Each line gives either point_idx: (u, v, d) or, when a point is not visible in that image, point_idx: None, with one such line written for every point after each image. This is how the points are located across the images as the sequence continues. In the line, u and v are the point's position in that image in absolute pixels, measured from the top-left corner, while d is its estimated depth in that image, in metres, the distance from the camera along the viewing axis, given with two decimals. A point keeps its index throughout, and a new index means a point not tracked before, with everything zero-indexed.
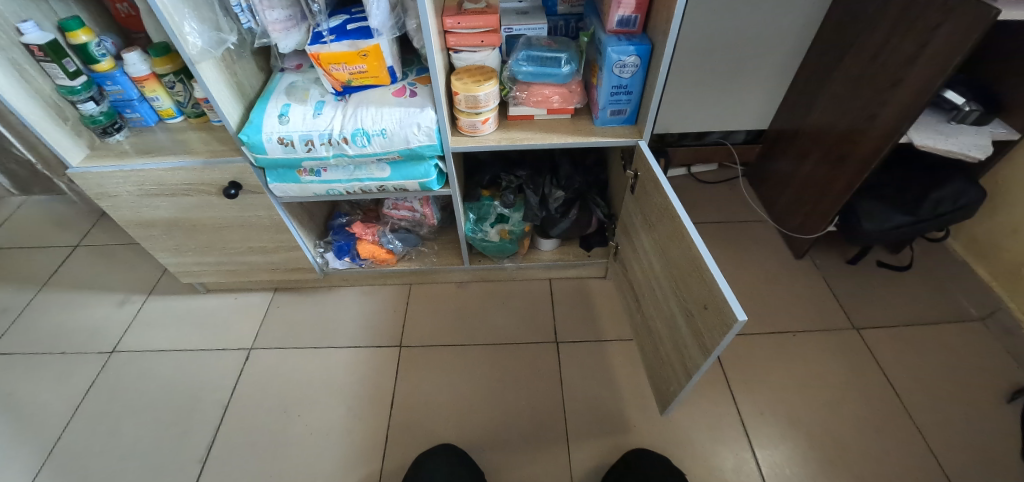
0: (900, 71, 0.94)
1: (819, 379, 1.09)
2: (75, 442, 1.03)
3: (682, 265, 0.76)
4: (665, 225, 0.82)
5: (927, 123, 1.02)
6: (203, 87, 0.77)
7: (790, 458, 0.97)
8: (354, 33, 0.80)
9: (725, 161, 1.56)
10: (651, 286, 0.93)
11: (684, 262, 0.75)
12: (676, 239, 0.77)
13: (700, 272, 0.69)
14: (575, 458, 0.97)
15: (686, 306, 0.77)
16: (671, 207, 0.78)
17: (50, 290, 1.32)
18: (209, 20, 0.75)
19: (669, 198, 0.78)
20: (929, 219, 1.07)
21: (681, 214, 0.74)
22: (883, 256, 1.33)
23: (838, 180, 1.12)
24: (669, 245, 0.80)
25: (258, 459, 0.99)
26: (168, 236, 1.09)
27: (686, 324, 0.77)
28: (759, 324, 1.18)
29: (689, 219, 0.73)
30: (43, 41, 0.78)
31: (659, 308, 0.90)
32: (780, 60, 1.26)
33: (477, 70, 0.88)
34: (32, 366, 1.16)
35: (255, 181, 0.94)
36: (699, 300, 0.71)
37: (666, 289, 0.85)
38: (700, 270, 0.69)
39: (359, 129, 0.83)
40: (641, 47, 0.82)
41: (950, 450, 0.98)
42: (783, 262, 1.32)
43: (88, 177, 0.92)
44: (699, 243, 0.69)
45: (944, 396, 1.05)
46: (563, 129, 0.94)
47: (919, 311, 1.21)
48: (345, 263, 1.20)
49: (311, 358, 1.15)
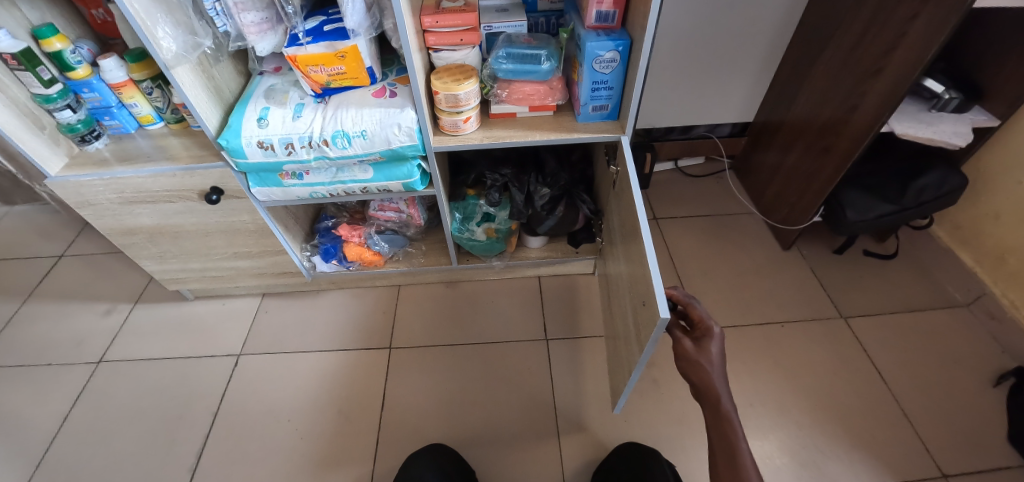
0: (880, 60, 0.94)
1: (806, 368, 1.09)
2: (64, 453, 1.02)
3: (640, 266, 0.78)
4: (630, 228, 0.84)
5: (907, 111, 1.02)
6: (179, 92, 0.76)
7: (780, 448, 0.97)
8: (331, 34, 0.79)
9: (711, 154, 1.57)
10: (618, 285, 0.94)
11: (637, 261, 0.78)
12: (637, 242, 0.79)
13: (644, 271, 0.72)
14: (566, 455, 0.97)
15: (634, 302, 0.79)
16: (635, 207, 0.80)
17: (36, 300, 1.31)
18: (184, 23, 0.75)
19: (634, 199, 0.80)
20: (911, 207, 1.07)
21: (641, 220, 0.76)
22: (870, 245, 1.34)
23: (823, 169, 1.13)
24: (633, 246, 0.82)
25: (248, 464, 0.99)
26: (152, 243, 1.08)
27: (635, 320, 0.78)
28: (748, 316, 1.19)
29: (645, 219, 0.76)
30: (16, 49, 0.77)
31: (621, 307, 0.90)
32: (762, 51, 1.26)
33: (457, 68, 0.88)
34: (19, 378, 1.15)
35: (237, 186, 0.93)
36: (642, 297, 0.73)
37: (626, 288, 0.86)
38: (645, 269, 0.72)
39: (339, 130, 0.83)
40: (620, 42, 0.82)
41: (938, 435, 0.98)
42: (771, 253, 1.33)
43: (68, 185, 0.91)
44: (647, 248, 0.71)
45: (931, 381, 1.06)
46: (546, 126, 0.94)
47: (906, 298, 1.22)
48: (332, 266, 1.20)
49: (298, 362, 1.14)
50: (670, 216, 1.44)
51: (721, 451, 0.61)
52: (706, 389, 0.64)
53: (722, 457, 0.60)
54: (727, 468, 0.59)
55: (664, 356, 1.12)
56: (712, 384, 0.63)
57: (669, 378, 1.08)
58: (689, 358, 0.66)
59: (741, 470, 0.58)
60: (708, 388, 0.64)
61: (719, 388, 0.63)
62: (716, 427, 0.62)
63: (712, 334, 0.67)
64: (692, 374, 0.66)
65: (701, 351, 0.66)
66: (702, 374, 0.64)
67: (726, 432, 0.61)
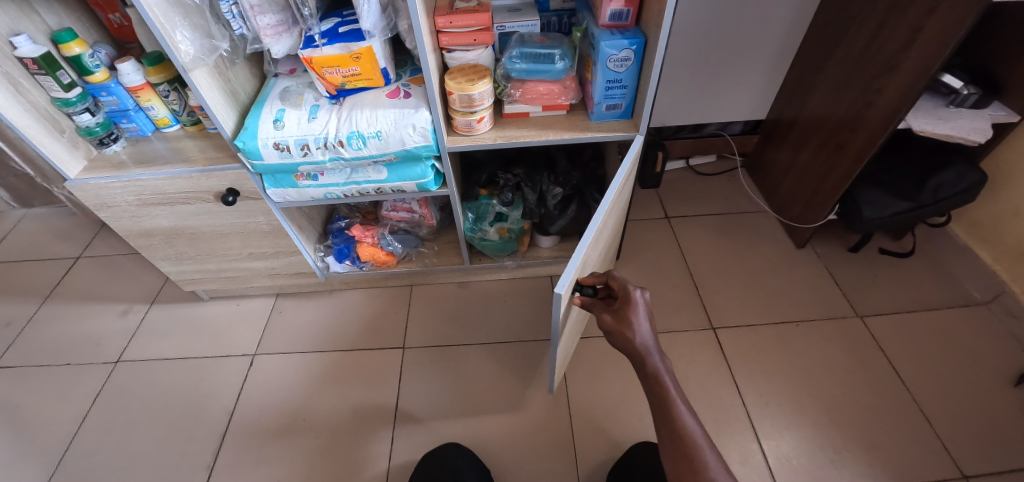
0: (896, 56, 0.93)
1: (822, 368, 1.08)
2: (83, 451, 1.04)
3: (595, 245, 0.80)
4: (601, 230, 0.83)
5: (925, 108, 1.01)
6: (197, 94, 0.77)
7: (796, 449, 0.97)
8: (345, 36, 0.79)
9: (723, 152, 1.55)
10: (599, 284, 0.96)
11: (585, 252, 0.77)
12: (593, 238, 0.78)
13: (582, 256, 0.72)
14: (582, 455, 0.97)
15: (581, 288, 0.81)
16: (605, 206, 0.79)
17: (55, 302, 1.33)
18: (201, 27, 0.75)
19: (606, 198, 0.79)
20: (929, 204, 1.06)
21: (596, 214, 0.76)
22: (885, 243, 1.32)
23: (836, 166, 1.12)
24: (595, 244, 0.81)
25: (264, 462, 1.00)
26: (168, 245, 1.09)
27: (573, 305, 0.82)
28: (763, 315, 1.18)
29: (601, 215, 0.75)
30: (37, 54, 0.78)
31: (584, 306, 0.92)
32: (774, 47, 1.25)
33: (470, 69, 0.87)
34: (39, 377, 1.17)
35: (252, 187, 0.94)
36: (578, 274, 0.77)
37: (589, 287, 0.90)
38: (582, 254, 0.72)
39: (354, 131, 0.83)
40: (635, 40, 0.81)
41: (958, 436, 0.97)
42: (784, 252, 1.32)
43: (86, 188, 0.92)
44: (586, 232, 0.72)
45: (948, 381, 1.05)
46: (559, 126, 0.94)
47: (924, 296, 1.20)
48: (345, 266, 1.21)
49: (313, 361, 1.15)
50: (681, 214, 1.43)
51: (663, 419, 0.62)
52: (639, 355, 0.66)
53: (663, 420, 0.62)
54: (667, 429, 0.60)
55: (677, 355, 1.11)
56: (636, 342, 0.66)
57: (684, 378, 1.07)
58: (613, 331, 0.68)
59: (680, 425, 0.59)
60: (637, 349, 0.66)
61: (643, 343, 0.66)
62: (654, 394, 0.64)
63: (631, 300, 0.69)
64: (623, 345, 0.68)
65: (618, 319, 0.68)
66: (627, 338, 0.67)
67: (661, 392, 0.63)
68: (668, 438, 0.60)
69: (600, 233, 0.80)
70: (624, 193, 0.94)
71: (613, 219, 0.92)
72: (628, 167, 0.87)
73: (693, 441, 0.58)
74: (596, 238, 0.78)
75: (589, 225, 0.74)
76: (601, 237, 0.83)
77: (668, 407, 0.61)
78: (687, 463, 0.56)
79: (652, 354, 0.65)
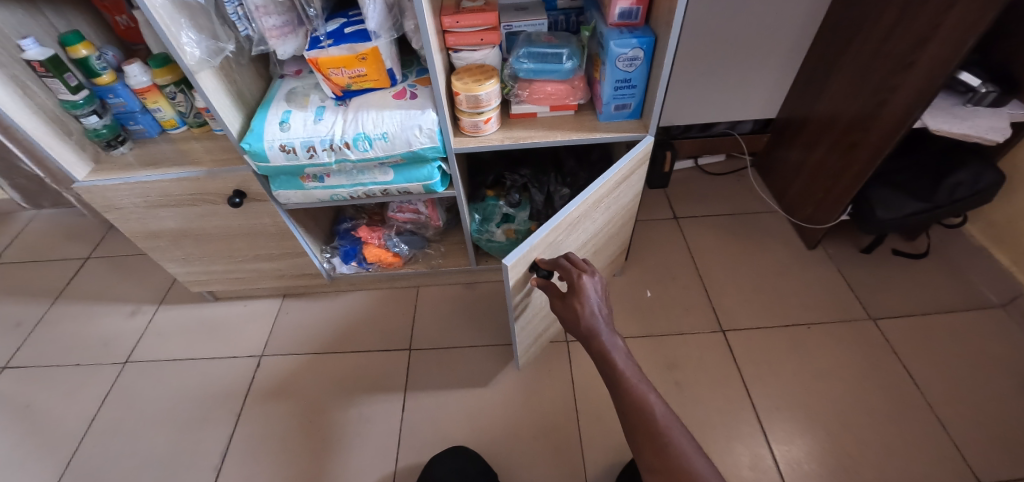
0: (911, 54, 0.91)
1: (834, 372, 1.06)
2: (92, 450, 1.05)
3: (571, 232, 0.83)
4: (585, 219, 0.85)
5: (941, 106, 0.99)
6: (203, 96, 0.76)
7: (808, 454, 0.95)
8: (351, 36, 0.78)
9: (732, 151, 1.53)
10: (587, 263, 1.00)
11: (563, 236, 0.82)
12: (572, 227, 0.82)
13: (549, 237, 0.78)
14: (589, 459, 0.96)
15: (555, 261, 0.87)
16: (589, 198, 0.81)
17: (64, 302, 1.34)
18: (207, 28, 0.75)
19: (592, 190, 0.81)
20: (944, 205, 1.04)
21: (572, 202, 0.79)
22: (899, 244, 1.30)
23: (849, 167, 1.10)
24: (577, 230, 0.85)
25: (271, 464, 1.00)
26: (176, 247, 1.09)
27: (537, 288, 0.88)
28: (773, 318, 1.16)
29: (576, 205, 0.78)
30: (44, 57, 0.77)
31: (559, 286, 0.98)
32: (785, 44, 1.23)
33: (477, 69, 0.86)
34: (48, 377, 1.18)
35: (259, 188, 0.93)
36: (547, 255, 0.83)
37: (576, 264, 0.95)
38: (547, 235, 0.77)
39: (360, 133, 0.82)
40: (644, 39, 0.80)
41: (975, 442, 0.95)
42: (795, 253, 1.30)
43: (93, 190, 0.92)
44: (555, 216, 0.77)
45: (964, 385, 1.03)
46: (567, 126, 0.93)
47: (939, 299, 1.18)
48: (352, 267, 1.21)
49: (320, 362, 1.15)
50: (690, 215, 1.41)
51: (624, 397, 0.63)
52: (587, 336, 0.70)
53: (622, 395, 0.63)
54: (626, 401, 0.62)
55: (686, 357, 1.10)
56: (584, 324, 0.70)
57: (692, 381, 1.06)
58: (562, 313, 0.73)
59: (639, 395, 0.62)
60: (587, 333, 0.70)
61: (589, 326, 0.70)
62: (610, 374, 0.66)
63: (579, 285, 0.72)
64: (573, 327, 0.72)
65: (565, 303, 0.73)
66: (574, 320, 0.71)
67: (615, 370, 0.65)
68: (624, 409, 0.62)
69: (578, 223, 0.83)
70: (625, 191, 0.94)
71: (607, 214, 0.93)
72: (628, 166, 0.86)
73: (649, 408, 0.60)
74: (572, 226, 0.82)
75: (560, 210, 0.78)
76: (582, 228, 0.86)
77: (622, 383, 0.64)
78: (651, 432, 0.58)
79: (602, 335, 0.69)
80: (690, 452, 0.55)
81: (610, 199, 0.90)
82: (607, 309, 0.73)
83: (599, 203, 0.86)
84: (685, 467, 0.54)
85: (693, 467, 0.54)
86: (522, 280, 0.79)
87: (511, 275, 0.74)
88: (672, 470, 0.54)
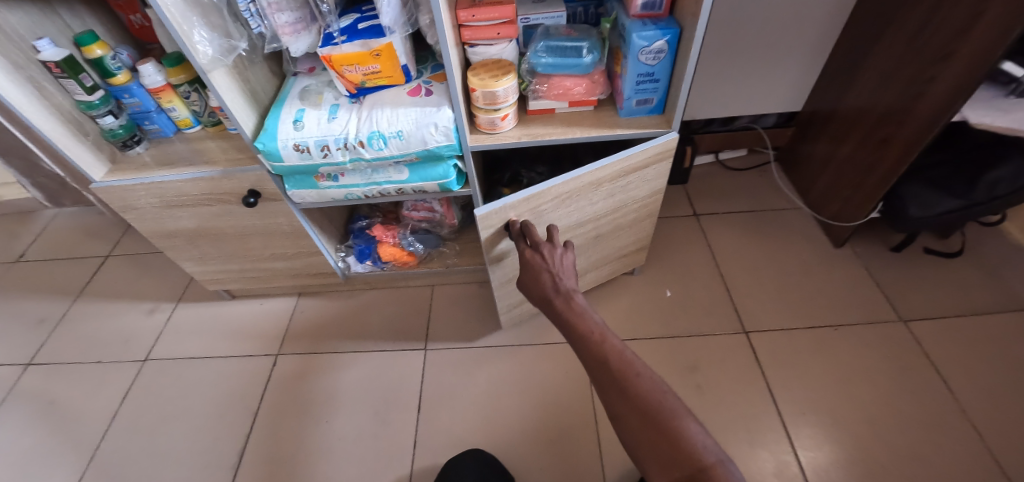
0: (951, 43, 0.86)
1: (863, 376, 1.03)
2: (114, 446, 1.06)
3: (563, 207, 0.83)
4: (581, 198, 0.84)
5: (982, 98, 0.93)
6: (216, 95, 0.75)
7: (834, 461, 0.92)
8: (365, 32, 0.76)
9: (754, 146, 1.49)
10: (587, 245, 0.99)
11: (553, 208, 0.83)
12: (563, 202, 0.82)
13: (534, 205, 0.80)
14: (608, 463, 0.94)
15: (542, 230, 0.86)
16: (584, 177, 0.80)
17: (85, 300, 1.36)
18: (219, 26, 0.73)
19: (587, 171, 0.80)
20: (982, 203, 1.00)
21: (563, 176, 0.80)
22: (930, 243, 1.24)
23: (880, 162, 1.05)
24: (570, 210, 0.85)
25: (288, 463, 1.00)
26: (192, 246, 1.09)
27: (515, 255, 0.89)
28: (798, 320, 1.12)
29: (566, 179, 0.79)
30: (60, 58, 0.77)
31: None
32: (812, 34, 1.18)
33: (493, 64, 0.84)
34: (71, 374, 1.19)
35: (273, 188, 0.92)
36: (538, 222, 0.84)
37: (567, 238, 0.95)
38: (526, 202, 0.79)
39: (374, 131, 0.81)
40: (669, 30, 0.76)
41: (1013, 450, 0.91)
42: (821, 253, 1.25)
43: (110, 191, 0.92)
44: (536, 187, 0.78)
45: (1002, 391, 0.99)
46: (586, 122, 0.90)
47: (974, 299, 1.13)
48: (366, 266, 1.19)
49: (335, 361, 1.15)
50: (709, 212, 1.38)
51: (584, 346, 0.63)
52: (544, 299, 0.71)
53: (581, 342, 0.64)
54: (586, 348, 0.63)
55: (708, 359, 1.07)
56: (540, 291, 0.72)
57: (713, 383, 1.03)
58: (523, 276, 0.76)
59: (603, 343, 0.62)
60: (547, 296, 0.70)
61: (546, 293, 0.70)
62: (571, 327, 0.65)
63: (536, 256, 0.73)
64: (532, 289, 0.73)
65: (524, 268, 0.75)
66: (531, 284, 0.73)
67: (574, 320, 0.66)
68: (586, 355, 0.63)
69: (569, 199, 0.83)
70: (636, 185, 0.91)
71: (612, 202, 0.91)
72: (636, 158, 0.83)
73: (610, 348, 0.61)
74: (563, 200, 0.82)
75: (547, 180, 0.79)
76: (575, 206, 0.85)
77: (581, 335, 0.64)
78: (613, 375, 0.59)
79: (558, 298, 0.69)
80: (653, 388, 0.56)
81: (615, 187, 0.87)
82: (566, 271, 0.73)
83: (598, 185, 0.84)
84: (648, 400, 0.55)
85: (660, 400, 0.55)
86: (496, 238, 0.83)
87: (482, 228, 0.78)
88: (641, 410, 0.55)
